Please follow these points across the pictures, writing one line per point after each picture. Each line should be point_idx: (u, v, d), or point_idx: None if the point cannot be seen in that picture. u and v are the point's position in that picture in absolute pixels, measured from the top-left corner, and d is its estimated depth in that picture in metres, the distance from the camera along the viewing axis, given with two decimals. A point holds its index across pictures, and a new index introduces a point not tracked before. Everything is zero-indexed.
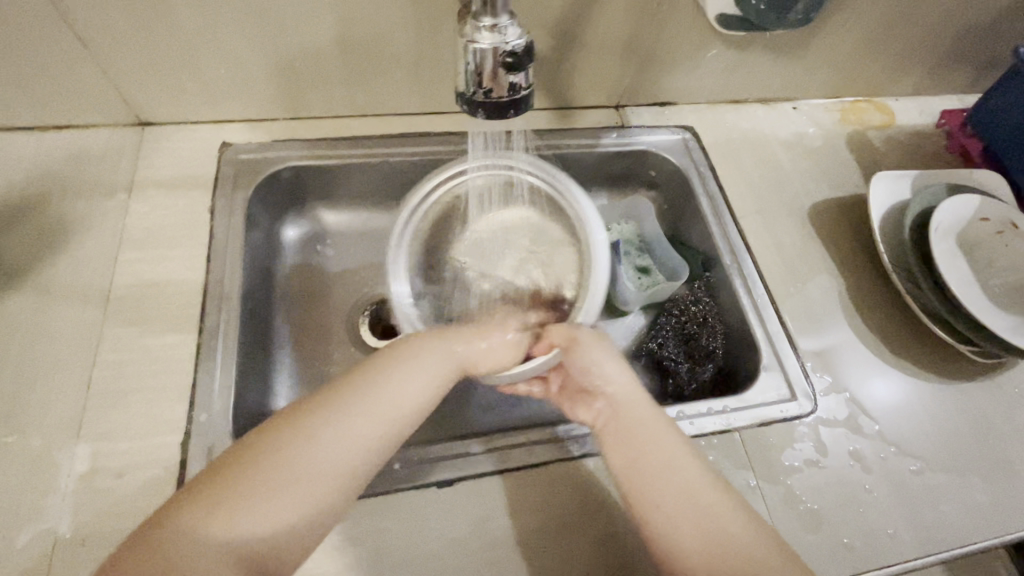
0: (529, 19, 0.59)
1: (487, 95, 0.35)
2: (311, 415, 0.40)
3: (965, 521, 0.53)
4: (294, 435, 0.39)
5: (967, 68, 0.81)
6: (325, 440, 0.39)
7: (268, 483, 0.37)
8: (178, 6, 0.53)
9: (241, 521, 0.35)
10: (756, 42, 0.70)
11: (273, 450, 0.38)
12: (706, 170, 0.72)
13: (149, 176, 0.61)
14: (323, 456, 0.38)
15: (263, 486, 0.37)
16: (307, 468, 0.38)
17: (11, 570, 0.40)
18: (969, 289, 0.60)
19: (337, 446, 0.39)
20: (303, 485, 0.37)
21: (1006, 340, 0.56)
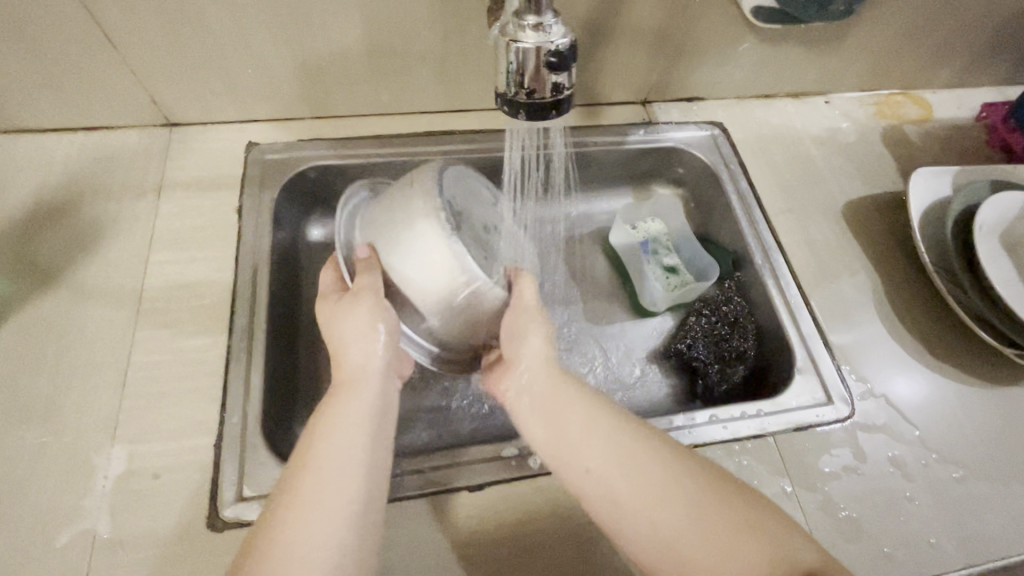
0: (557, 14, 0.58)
1: (530, 96, 0.34)
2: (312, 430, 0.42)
3: (1011, 532, 0.51)
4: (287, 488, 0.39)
5: (1009, 59, 0.78)
6: (314, 460, 0.40)
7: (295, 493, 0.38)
8: (207, 7, 0.52)
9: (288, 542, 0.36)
10: (789, 35, 0.68)
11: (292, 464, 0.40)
12: (737, 167, 0.70)
13: (176, 177, 0.61)
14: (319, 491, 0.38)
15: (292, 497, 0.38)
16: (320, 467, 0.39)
17: (52, 571, 0.41)
18: (1017, 289, 0.58)
19: (330, 456, 0.40)
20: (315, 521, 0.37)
21: None
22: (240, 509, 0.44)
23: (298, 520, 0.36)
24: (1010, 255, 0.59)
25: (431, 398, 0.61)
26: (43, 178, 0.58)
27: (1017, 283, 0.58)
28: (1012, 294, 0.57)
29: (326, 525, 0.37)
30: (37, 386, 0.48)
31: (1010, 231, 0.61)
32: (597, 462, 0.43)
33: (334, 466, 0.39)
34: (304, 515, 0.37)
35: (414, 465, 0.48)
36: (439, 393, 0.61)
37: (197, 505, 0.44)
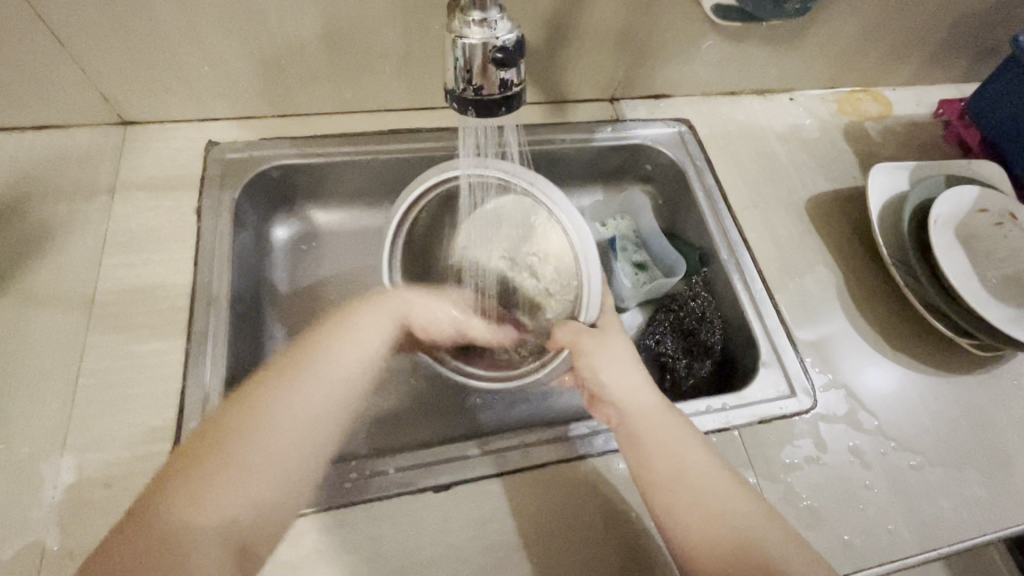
0: (520, 11, 0.58)
1: (478, 92, 0.34)
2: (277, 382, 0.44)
3: (964, 516, 0.52)
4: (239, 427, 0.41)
5: (965, 57, 0.80)
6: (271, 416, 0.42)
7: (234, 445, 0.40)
8: (157, 1, 0.51)
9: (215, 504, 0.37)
10: (751, 33, 0.69)
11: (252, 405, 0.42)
12: (703, 164, 0.71)
13: (132, 177, 0.60)
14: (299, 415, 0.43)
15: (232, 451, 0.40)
16: (268, 424, 0.41)
17: None
18: (969, 281, 0.59)
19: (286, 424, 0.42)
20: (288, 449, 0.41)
21: (1004, 333, 0.55)
22: None
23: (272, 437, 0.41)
24: (964, 248, 0.61)
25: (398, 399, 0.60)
26: None
27: (971, 275, 0.60)
28: (965, 286, 0.58)
29: (294, 445, 0.42)
30: None
31: (963, 224, 0.63)
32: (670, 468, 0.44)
33: (291, 416, 0.43)
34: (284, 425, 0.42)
35: (379, 467, 0.48)
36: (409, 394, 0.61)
37: None
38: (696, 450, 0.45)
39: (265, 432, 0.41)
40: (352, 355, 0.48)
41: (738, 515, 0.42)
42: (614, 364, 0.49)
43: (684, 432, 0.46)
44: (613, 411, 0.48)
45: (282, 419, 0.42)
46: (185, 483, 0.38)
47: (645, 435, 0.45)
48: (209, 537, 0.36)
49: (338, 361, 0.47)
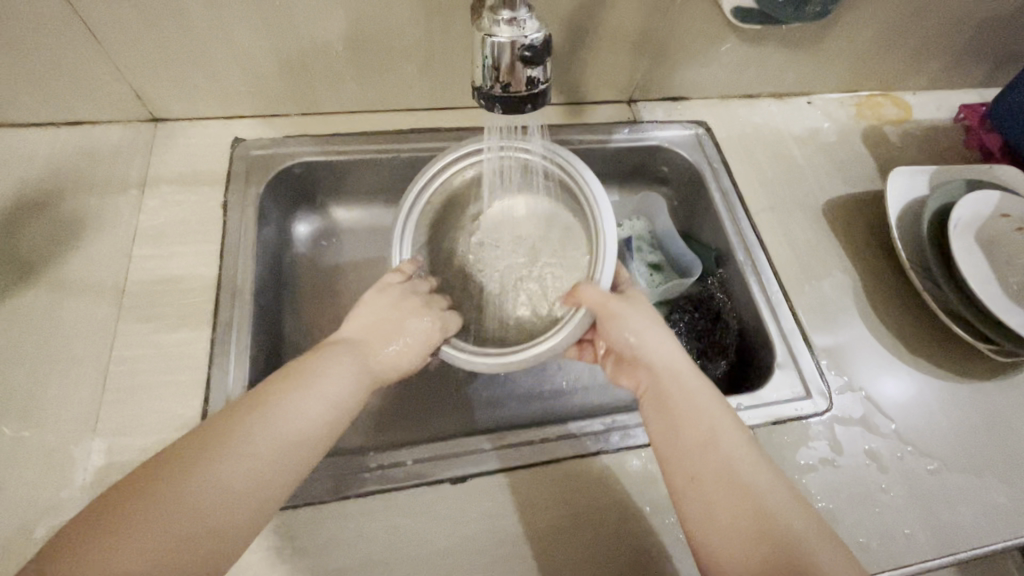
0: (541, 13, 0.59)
1: (504, 90, 0.35)
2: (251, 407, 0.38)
3: (983, 522, 0.52)
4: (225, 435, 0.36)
5: (986, 62, 0.80)
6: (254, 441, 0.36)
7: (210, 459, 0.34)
8: (189, 1, 0.53)
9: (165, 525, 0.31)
10: (769, 37, 0.69)
11: (224, 429, 0.36)
12: (720, 166, 0.71)
13: (161, 172, 0.61)
14: (280, 443, 0.37)
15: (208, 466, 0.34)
16: (248, 449, 0.36)
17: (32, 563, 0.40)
18: (989, 286, 0.59)
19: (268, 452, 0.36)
20: (273, 459, 0.37)
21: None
22: None
23: (258, 444, 0.36)
24: (984, 253, 0.61)
25: (412, 395, 0.61)
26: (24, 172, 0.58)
27: (991, 280, 0.59)
28: (984, 290, 0.58)
29: (263, 478, 0.36)
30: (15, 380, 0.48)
31: (983, 228, 0.62)
32: (706, 461, 0.41)
33: (274, 449, 0.37)
34: (263, 452, 0.36)
35: (398, 458, 0.49)
36: (423, 388, 0.61)
37: None
38: (729, 422, 0.44)
39: (234, 457, 0.35)
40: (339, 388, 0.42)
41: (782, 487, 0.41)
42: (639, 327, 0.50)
43: (709, 398, 0.45)
44: (646, 373, 0.48)
45: (262, 449, 0.36)
46: (141, 500, 0.31)
47: (676, 405, 0.45)
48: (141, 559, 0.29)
49: (315, 394, 0.41)
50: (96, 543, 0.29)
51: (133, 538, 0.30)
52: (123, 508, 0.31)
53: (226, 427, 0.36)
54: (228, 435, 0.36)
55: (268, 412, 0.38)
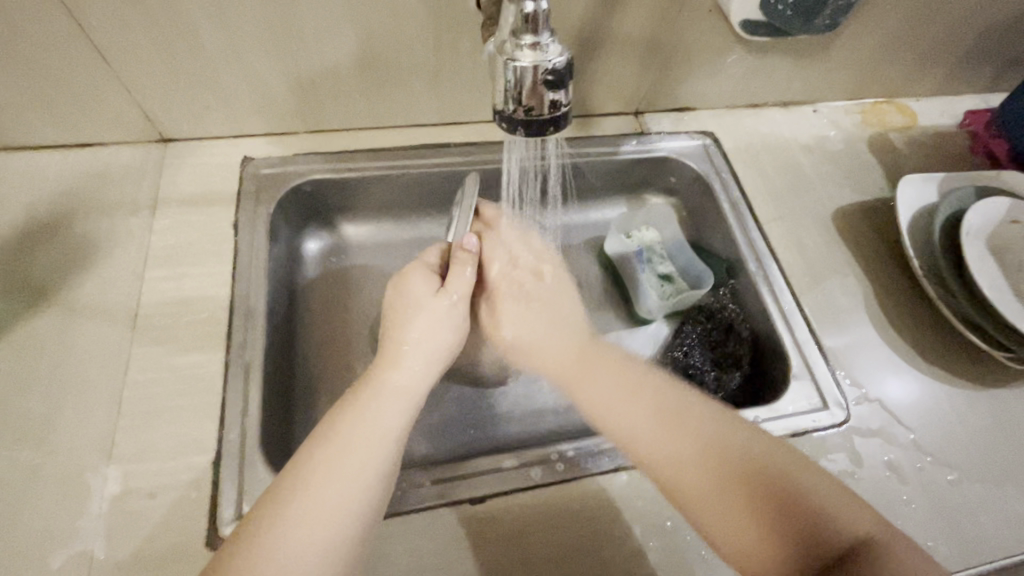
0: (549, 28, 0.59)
1: (528, 113, 0.35)
2: (343, 411, 0.44)
3: (1005, 532, 0.51)
4: (324, 445, 0.42)
5: (990, 67, 0.80)
6: (348, 443, 0.42)
7: (318, 471, 0.40)
8: (200, 22, 0.53)
9: (301, 531, 0.38)
10: (775, 47, 0.69)
11: (321, 442, 0.42)
12: (728, 176, 0.71)
13: (171, 192, 0.61)
14: (372, 445, 0.42)
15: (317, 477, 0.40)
16: (346, 455, 0.41)
17: None
18: (1003, 293, 0.59)
19: (359, 451, 0.42)
20: (333, 503, 0.39)
21: None
22: (238, 527, 0.43)
23: (319, 492, 0.39)
24: (996, 259, 0.61)
25: (425, 412, 0.60)
26: (35, 195, 0.58)
27: (1004, 288, 0.59)
28: (999, 297, 0.58)
29: (365, 468, 0.41)
30: (29, 405, 0.47)
31: (994, 235, 0.62)
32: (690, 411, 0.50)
33: (365, 446, 0.42)
34: (356, 454, 0.42)
35: (415, 479, 0.48)
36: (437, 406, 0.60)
37: (195, 526, 0.44)
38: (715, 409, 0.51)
39: (337, 461, 0.41)
40: (415, 371, 0.48)
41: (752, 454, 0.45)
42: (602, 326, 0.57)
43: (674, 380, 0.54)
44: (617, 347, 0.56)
45: (356, 450, 0.42)
46: (279, 511, 0.38)
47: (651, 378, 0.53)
48: (292, 559, 0.37)
49: (388, 399, 0.45)
50: (251, 555, 0.37)
51: (282, 544, 0.37)
52: (268, 519, 0.38)
53: (325, 440, 0.42)
54: (325, 445, 0.42)
55: (357, 416, 0.44)
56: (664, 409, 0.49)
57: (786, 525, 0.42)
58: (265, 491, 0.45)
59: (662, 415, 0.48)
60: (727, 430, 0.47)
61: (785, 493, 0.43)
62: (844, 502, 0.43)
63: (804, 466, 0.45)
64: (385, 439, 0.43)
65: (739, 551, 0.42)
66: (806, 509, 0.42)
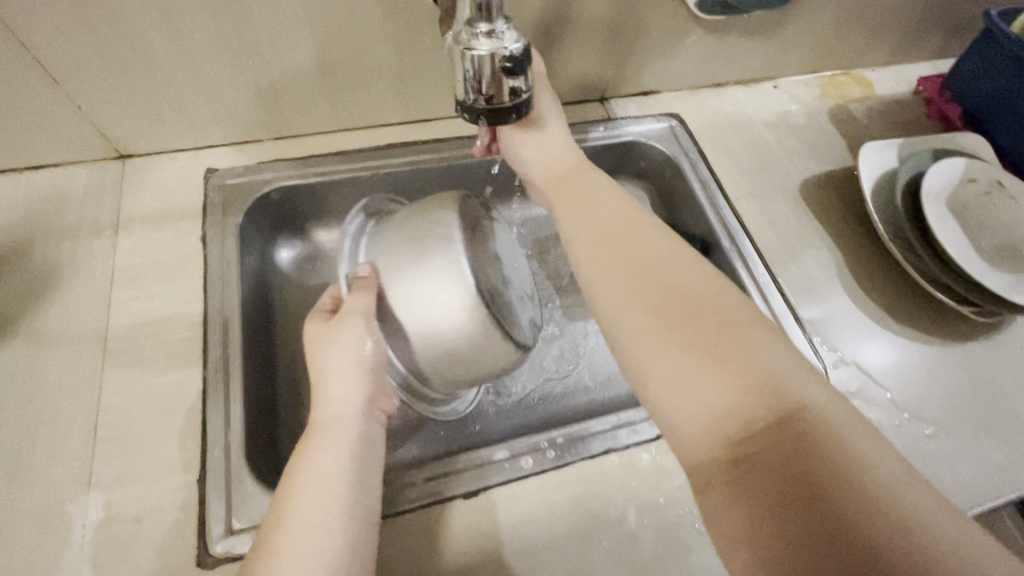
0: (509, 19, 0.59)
1: (488, 102, 0.35)
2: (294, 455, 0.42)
3: (982, 480, 0.53)
4: (284, 490, 0.40)
5: (939, 35, 0.82)
6: (304, 480, 0.40)
7: (279, 518, 0.38)
8: (151, 33, 0.51)
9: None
10: (733, 26, 0.70)
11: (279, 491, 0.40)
12: (696, 156, 0.72)
13: (134, 210, 0.60)
14: (326, 474, 0.41)
15: (281, 525, 0.38)
16: (304, 492, 0.39)
17: None
18: (965, 250, 0.61)
19: (317, 482, 0.40)
20: (305, 539, 0.37)
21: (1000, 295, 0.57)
22: (230, 544, 0.43)
23: (288, 536, 0.37)
24: (957, 219, 0.63)
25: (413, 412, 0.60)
26: None
27: (966, 245, 0.61)
28: (961, 255, 0.60)
29: (327, 498, 0.39)
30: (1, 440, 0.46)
31: (954, 195, 0.64)
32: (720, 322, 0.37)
33: (321, 477, 0.40)
34: (316, 486, 0.40)
35: (406, 479, 0.48)
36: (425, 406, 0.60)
37: (186, 547, 0.43)
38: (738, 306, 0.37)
39: (297, 498, 0.39)
40: (350, 397, 0.46)
41: (778, 381, 0.32)
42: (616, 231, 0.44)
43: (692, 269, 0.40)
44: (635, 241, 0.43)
45: (315, 484, 0.40)
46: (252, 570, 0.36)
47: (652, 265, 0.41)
48: None
49: (331, 428, 0.44)
50: None
51: None
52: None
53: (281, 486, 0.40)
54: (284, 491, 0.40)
55: (308, 454, 0.42)
56: (676, 314, 0.37)
57: (775, 474, 0.29)
58: (254, 505, 0.45)
59: (667, 318, 0.37)
60: (743, 343, 0.34)
61: (787, 424, 0.31)
62: (896, 461, 0.29)
63: (858, 424, 0.31)
64: (336, 477, 0.41)
65: (716, 511, 0.31)
66: (823, 459, 0.29)
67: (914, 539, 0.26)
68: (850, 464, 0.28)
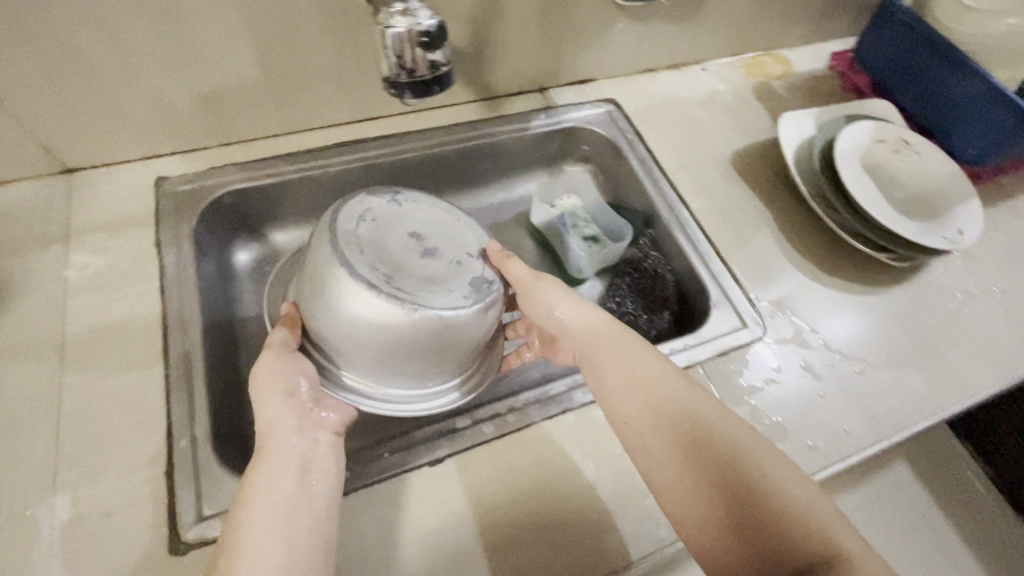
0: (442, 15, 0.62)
1: (410, 74, 0.38)
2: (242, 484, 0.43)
3: (909, 406, 0.58)
4: (235, 522, 0.41)
5: (846, 13, 0.89)
6: (256, 510, 0.41)
7: (233, 549, 0.39)
8: (89, 45, 0.52)
9: None
10: (656, 13, 0.75)
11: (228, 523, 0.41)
12: (633, 136, 0.76)
13: (85, 221, 0.60)
14: (276, 502, 0.42)
15: (238, 553, 0.39)
16: (258, 521, 0.41)
17: None
18: (879, 203, 0.67)
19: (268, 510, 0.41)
20: (265, 566, 0.39)
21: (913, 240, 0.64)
22: (202, 528, 0.44)
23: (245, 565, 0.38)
24: (870, 175, 0.68)
25: None
26: None
27: (879, 198, 0.67)
28: (876, 207, 0.66)
29: (281, 526, 0.41)
30: None
31: (866, 154, 0.70)
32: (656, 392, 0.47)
33: (273, 504, 0.42)
34: (270, 514, 0.41)
35: (374, 453, 0.50)
36: None
37: (158, 536, 0.44)
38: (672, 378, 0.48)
39: (251, 526, 0.40)
40: (293, 421, 0.47)
41: (717, 447, 0.43)
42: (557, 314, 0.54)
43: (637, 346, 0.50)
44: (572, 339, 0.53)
45: (267, 511, 0.41)
46: None
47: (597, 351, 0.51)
48: None
49: (279, 454, 0.45)
50: None
51: None
52: None
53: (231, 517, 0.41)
54: (234, 523, 0.40)
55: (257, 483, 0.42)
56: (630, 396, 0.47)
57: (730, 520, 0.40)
58: (224, 490, 0.46)
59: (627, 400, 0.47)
60: (686, 408, 0.45)
61: (731, 483, 0.41)
62: (801, 482, 0.41)
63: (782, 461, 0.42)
64: (286, 502, 0.42)
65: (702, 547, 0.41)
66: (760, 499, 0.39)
67: (814, 540, 0.37)
68: (762, 492, 0.40)
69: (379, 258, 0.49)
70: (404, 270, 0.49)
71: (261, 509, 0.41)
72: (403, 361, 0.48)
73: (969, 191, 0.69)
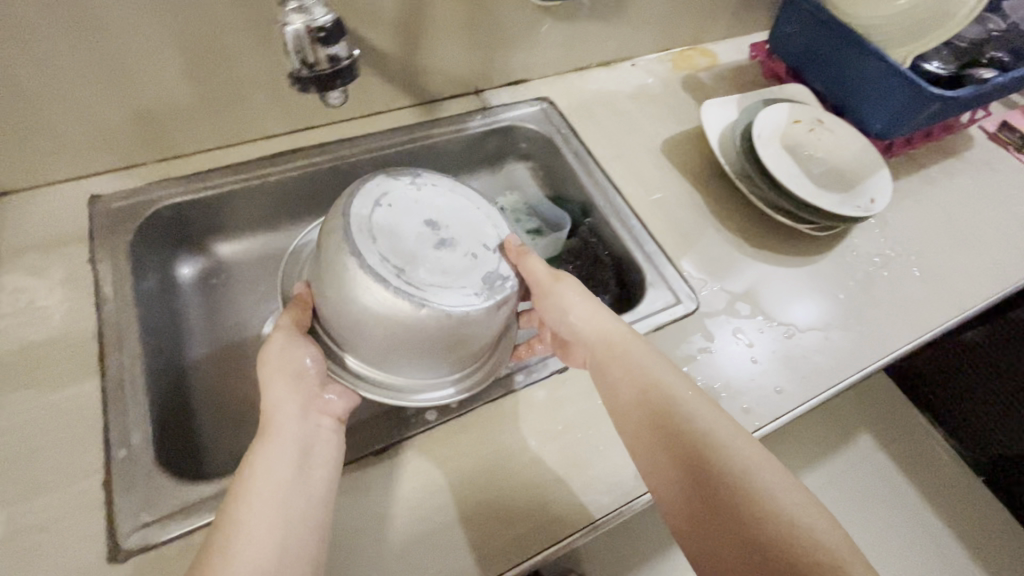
0: (368, 21, 0.64)
1: (313, 68, 0.43)
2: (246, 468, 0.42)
3: (835, 364, 0.62)
4: (235, 506, 0.40)
5: (763, 6, 0.95)
6: (258, 501, 0.40)
7: (232, 535, 0.38)
8: (13, 66, 0.53)
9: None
10: (580, 13, 0.79)
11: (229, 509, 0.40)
12: (568, 132, 0.80)
13: (18, 242, 0.60)
14: (280, 493, 0.41)
15: (236, 541, 0.38)
16: (260, 509, 0.40)
17: None
18: (800, 180, 0.71)
19: (270, 502, 0.40)
20: (263, 558, 0.38)
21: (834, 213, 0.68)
22: (142, 534, 0.44)
23: (243, 554, 0.37)
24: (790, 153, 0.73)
25: None
26: None
27: (798, 175, 0.71)
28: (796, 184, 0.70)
29: (286, 519, 0.40)
30: None
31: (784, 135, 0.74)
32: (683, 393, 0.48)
33: (277, 495, 0.41)
34: (274, 504, 0.40)
35: None
36: None
37: (97, 545, 0.44)
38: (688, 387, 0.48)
39: (252, 518, 0.39)
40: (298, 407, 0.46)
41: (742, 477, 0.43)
42: (582, 315, 0.54)
43: (643, 351, 0.51)
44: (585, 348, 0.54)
45: (269, 503, 0.40)
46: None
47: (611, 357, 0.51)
48: None
49: (284, 444, 0.44)
50: None
51: None
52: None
53: (229, 503, 0.40)
54: (232, 518, 0.39)
55: (258, 475, 0.41)
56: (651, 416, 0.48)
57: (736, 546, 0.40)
58: (164, 496, 0.46)
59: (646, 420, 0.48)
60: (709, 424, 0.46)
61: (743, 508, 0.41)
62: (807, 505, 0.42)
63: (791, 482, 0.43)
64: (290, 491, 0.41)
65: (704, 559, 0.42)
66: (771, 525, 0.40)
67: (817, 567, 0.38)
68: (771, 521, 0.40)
69: (395, 248, 0.49)
70: (416, 261, 0.49)
71: (259, 498, 0.40)
72: (416, 351, 0.49)
73: (877, 160, 0.74)
